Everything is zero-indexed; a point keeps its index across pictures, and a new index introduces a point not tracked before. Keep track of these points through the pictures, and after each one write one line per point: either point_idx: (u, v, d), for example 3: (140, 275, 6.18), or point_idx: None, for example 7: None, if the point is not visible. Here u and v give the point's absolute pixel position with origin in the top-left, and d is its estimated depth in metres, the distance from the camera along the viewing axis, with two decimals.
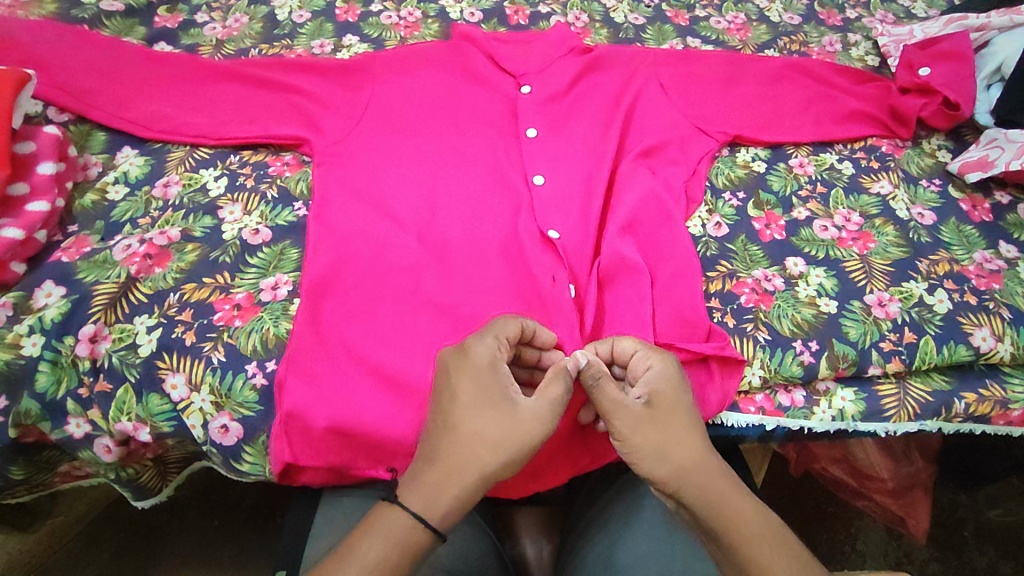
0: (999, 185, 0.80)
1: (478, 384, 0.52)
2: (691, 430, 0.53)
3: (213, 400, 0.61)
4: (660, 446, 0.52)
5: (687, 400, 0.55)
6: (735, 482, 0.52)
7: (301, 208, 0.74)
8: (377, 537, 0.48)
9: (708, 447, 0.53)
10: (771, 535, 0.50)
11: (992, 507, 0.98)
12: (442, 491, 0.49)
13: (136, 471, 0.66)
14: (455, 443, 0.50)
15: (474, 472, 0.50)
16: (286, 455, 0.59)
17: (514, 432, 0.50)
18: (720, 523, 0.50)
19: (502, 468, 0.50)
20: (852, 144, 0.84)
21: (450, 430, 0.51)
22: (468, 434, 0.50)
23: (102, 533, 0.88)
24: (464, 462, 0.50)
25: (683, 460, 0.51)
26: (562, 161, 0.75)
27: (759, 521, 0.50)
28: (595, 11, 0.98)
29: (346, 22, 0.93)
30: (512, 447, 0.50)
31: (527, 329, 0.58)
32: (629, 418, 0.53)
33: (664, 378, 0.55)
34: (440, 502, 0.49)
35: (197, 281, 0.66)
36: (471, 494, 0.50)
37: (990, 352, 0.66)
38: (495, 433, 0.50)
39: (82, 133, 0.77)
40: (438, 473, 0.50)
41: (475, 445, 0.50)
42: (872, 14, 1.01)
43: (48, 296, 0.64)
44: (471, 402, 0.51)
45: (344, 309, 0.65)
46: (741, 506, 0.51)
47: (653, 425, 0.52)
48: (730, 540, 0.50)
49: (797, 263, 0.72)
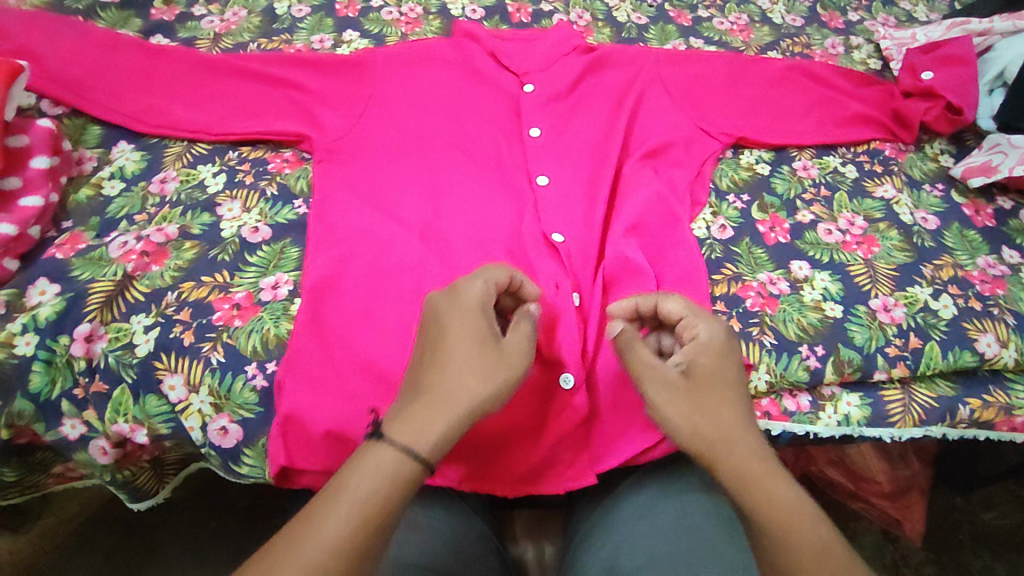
0: (1001, 191, 0.80)
1: (467, 319, 0.53)
2: (725, 393, 0.53)
3: (212, 401, 0.60)
4: (693, 414, 0.52)
5: (727, 364, 0.55)
6: (772, 466, 0.50)
7: (301, 205, 0.72)
8: (374, 481, 0.45)
9: (743, 420, 0.52)
10: (801, 508, 0.48)
11: (986, 510, 0.98)
12: (429, 418, 0.48)
13: (131, 473, 0.64)
14: (444, 376, 0.50)
15: (464, 402, 0.49)
16: (283, 458, 0.58)
17: (500, 365, 0.51)
18: (748, 498, 0.49)
19: (489, 402, 0.50)
20: (855, 147, 0.83)
21: (439, 362, 0.51)
22: (455, 365, 0.50)
23: (94, 534, 0.86)
24: (453, 392, 0.49)
25: (715, 420, 0.51)
26: (566, 161, 0.74)
27: (788, 495, 0.49)
28: (598, 10, 0.97)
29: (346, 17, 0.91)
30: (500, 377, 0.51)
31: (512, 283, 0.58)
32: (661, 386, 0.53)
33: (705, 349, 0.55)
34: (430, 432, 0.47)
35: (196, 279, 0.65)
36: (461, 426, 0.49)
37: (994, 358, 0.66)
38: (482, 366, 0.50)
39: (77, 127, 0.76)
40: (428, 405, 0.49)
41: (463, 375, 0.50)
42: (873, 17, 1.01)
43: (42, 294, 0.62)
44: (461, 337, 0.52)
45: (346, 311, 0.64)
46: (772, 484, 0.49)
47: (688, 396, 0.53)
48: (760, 518, 0.48)
49: (802, 266, 0.72)
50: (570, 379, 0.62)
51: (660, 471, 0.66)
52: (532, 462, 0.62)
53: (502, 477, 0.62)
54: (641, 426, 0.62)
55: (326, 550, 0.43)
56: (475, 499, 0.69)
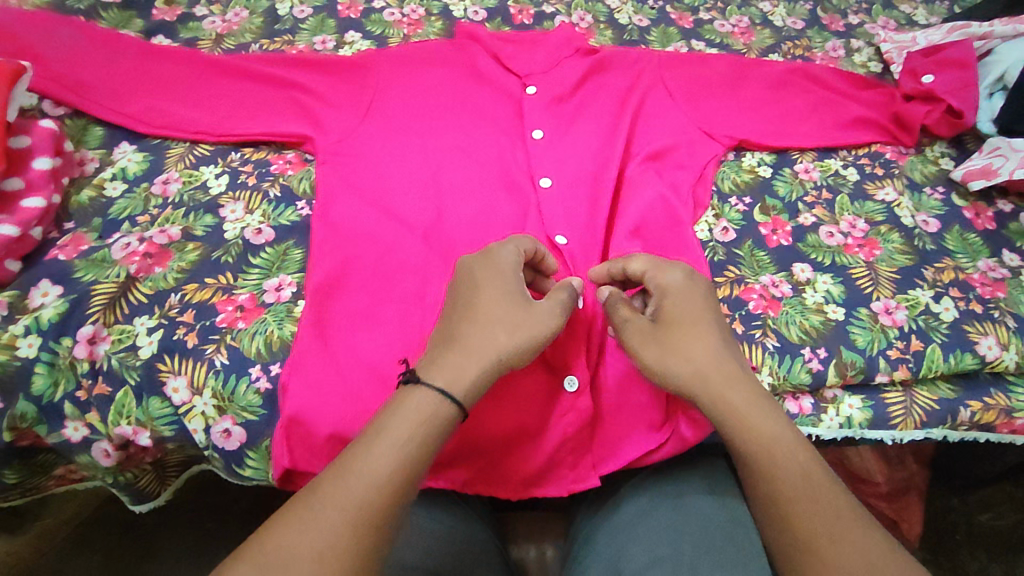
0: (1001, 194, 0.81)
1: (500, 279, 0.56)
2: (699, 334, 0.55)
3: (215, 404, 0.60)
4: (668, 356, 0.55)
5: (697, 306, 0.57)
6: (761, 401, 0.52)
7: (304, 207, 0.72)
8: (410, 419, 0.47)
9: (723, 357, 0.55)
10: (790, 443, 0.50)
11: (984, 511, 0.99)
12: (463, 364, 0.51)
13: (134, 475, 0.64)
14: (479, 327, 0.53)
15: (494, 351, 0.52)
16: (286, 461, 0.58)
17: (531, 319, 0.54)
18: (734, 430, 0.51)
19: (517, 353, 0.53)
20: (856, 150, 0.84)
21: (473, 314, 0.54)
22: (490, 317, 0.54)
23: (93, 535, 0.86)
24: (484, 341, 0.52)
25: (692, 361, 0.54)
26: (569, 163, 0.74)
27: (784, 431, 0.51)
28: (600, 12, 0.97)
29: (348, 18, 0.91)
30: (532, 330, 0.54)
31: (537, 251, 0.62)
32: (634, 335, 0.57)
33: (676, 295, 0.58)
34: (466, 377, 0.50)
35: (199, 281, 0.65)
36: (492, 372, 0.52)
37: (995, 361, 0.67)
38: (513, 318, 0.54)
39: (79, 128, 0.76)
40: (463, 352, 0.52)
41: (497, 326, 0.53)
42: (874, 20, 1.01)
43: (44, 295, 0.62)
44: (495, 293, 0.55)
45: (350, 313, 0.64)
46: (758, 416, 0.51)
47: (659, 340, 0.56)
48: (745, 446, 0.50)
49: (804, 269, 0.72)
50: (575, 381, 0.63)
51: (662, 473, 0.66)
52: (535, 464, 0.62)
53: (505, 478, 0.62)
54: (645, 429, 0.63)
55: (368, 487, 0.44)
56: (477, 501, 0.69)
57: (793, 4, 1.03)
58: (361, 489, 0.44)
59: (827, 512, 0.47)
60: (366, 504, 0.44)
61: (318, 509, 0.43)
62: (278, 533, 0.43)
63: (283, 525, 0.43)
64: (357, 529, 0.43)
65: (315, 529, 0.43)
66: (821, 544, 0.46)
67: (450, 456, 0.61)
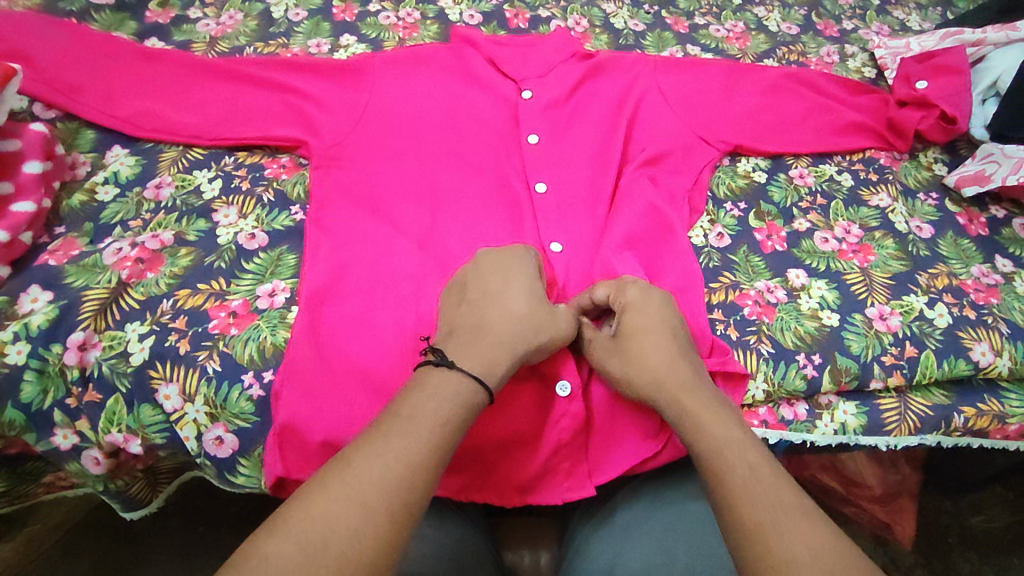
0: (994, 200, 0.81)
1: (527, 279, 0.60)
2: (653, 346, 0.57)
3: (207, 411, 0.59)
4: (626, 371, 0.57)
5: (654, 316, 0.59)
6: (716, 405, 0.53)
7: (298, 212, 0.72)
8: (446, 402, 0.48)
9: (676, 365, 0.56)
10: (744, 441, 0.50)
11: (976, 514, 0.99)
12: (495, 355, 0.53)
13: (125, 483, 0.64)
14: (507, 320, 0.56)
15: (521, 345, 0.55)
16: (279, 469, 0.57)
17: (552, 319, 0.58)
18: (687, 432, 0.52)
19: (536, 350, 0.57)
20: (850, 156, 0.84)
21: (502, 308, 0.57)
22: (518, 313, 0.57)
23: (82, 541, 0.85)
24: (513, 335, 0.55)
25: (648, 375, 0.56)
26: (565, 168, 0.74)
27: (735, 432, 0.50)
28: (595, 16, 0.97)
29: (343, 22, 0.91)
30: (553, 329, 0.58)
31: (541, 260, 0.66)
32: (599, 356, 0.60)
33: (629, 305, 0.60)
34: (497, 367, 0.53)
35: (191, 286, 0.64)
36: (515, 364, 0.55)
37: (989, 367, 0.67)
38: (538, 316, 0.57)
39: (70, 131, 0.75)
40: (494, 343, 0.54)
41: (524, 321, 0.56)
42: (867, 26, 1.02)
43: (34, 301, 0.61)
44: (523, 291, 0.59)
45: (344, 319, 0.63)
46: (709, 417, 0.52)
47: (616, 358, 0.59)
48: (697, 446, 0.51)
49: (798, 274, 0.72)
50: (566, 386, 0.62)
51: (657, 479, 0.66)
52: (530, 473, 0.62)
53: (499, 486, 0.62)
54: (640, 436, 0.63)
55: (407, 465, 0.44)
56: (471, 508, 0.69)
57: (788, 9, 1.03)
58: (402, 468, 0.44)
59: (769, 504, 0.45)
60: (408, 482, 0.44)
61: (363, 486, 0.43)
62: (318, 506, 0.41)
63: (324, 500, 0.42)
64: (397, 507, 0.43)
65: (358, 504, 0.42)
66: (767, 535, 0.43)
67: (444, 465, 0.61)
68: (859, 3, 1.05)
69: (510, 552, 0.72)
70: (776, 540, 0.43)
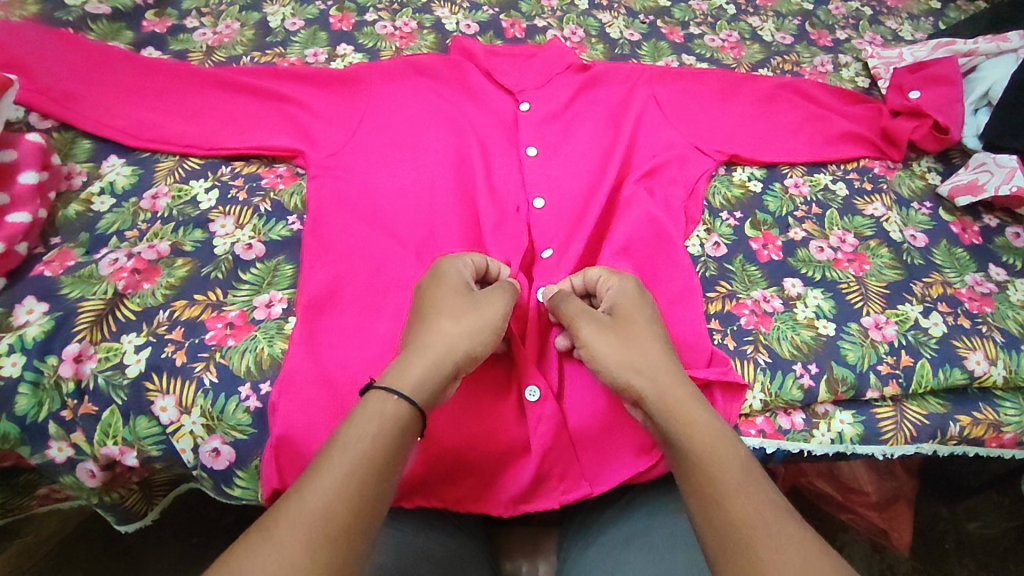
0: (987, 209, 0.82)
1: (447, 284, 0.57)
2: (649, 337, 0.56)
3: (204, 423, 0.59)
4: (617, 353, 0.55)
5: (647, 310, 0.59)
6: (698, 399, 0.52)
7: (294, 222, 0.72)
8: (369, 427, 0.47)
9: (665, 355, 0.55)
10: (727, 441, 0.49)
11: (971, 520, 0.99)
12: (409, 362, 0.51)
13: (120, 495, 0.64)
14: (423, 329, 0.54)
15: (444, 349, 0.52)
16: (275, 481, 0.57)
17: (473, 312, 0.55)
18: (672, 425, 0.51)
19: (471, 344, 0.54)
20: (845, 165, 0.84)
21: (421, 321, 0.55)
22: (433, 319, 0.54)
23: (74, 551, 0.84)
24: (431, 340, 0.53)
25: (638, 361, 0.54)
26: (561, 180, 0.75)
27: (718, 428, 0.50)
28: (591, 26, 0.98)
29: (340, 31, 0.91)
30: (474, 322, 0.55)
31: (493, 263, 0.64)
32: (586, 330, 0.57)
33: (624, 293, 0.60)
34: (410, 375, 0.50)
35: (189, 297, 0.64)
36: (442, 368, 0.52)
37: (984, 376, 0.67)
38: (457, 312, 0.55)
39: (66, 141, 0.75)
40: (409, 353, 0.52)
41: (440, 323, 0.54)
42: (861, 36, 1.03)
43: (29, 313, 0.61)
44: (441, 296, 0.56)
45: (340, 330, 0.63)
46: (695, 412, 0.51)
47: (609, 338, 0.56)
48: (684, 443, 0.50)
49: (794, 283, 0.72)
50: (535, 391, 0.62)
51: (656, 487, 0.66)
52: (524, 480, 0.61)
53: (493, 494, 0.62)
54: (636, 445, 0.62)
55: (326, 498, 0.42)
56: (469, 518, 0.69)
57: (782, 19, 1.04)
58: (321, 499, 0.42)
59: (756, 500, 0.45)
60: (326, 513, 0.42)
61: (278, 527, 0.41)
62: (233, 554, 0.40)
63: (242, 545, 0.40)
64: (320, 540, 0.41)
65: (274, 548, 0.40)
66: (762, 537, 0.43)
67: (437, 477, 0.61)
68: (851, 14, 1.06)
69: (508, 561, 0.72)
70: (772, 541, 0.43)
